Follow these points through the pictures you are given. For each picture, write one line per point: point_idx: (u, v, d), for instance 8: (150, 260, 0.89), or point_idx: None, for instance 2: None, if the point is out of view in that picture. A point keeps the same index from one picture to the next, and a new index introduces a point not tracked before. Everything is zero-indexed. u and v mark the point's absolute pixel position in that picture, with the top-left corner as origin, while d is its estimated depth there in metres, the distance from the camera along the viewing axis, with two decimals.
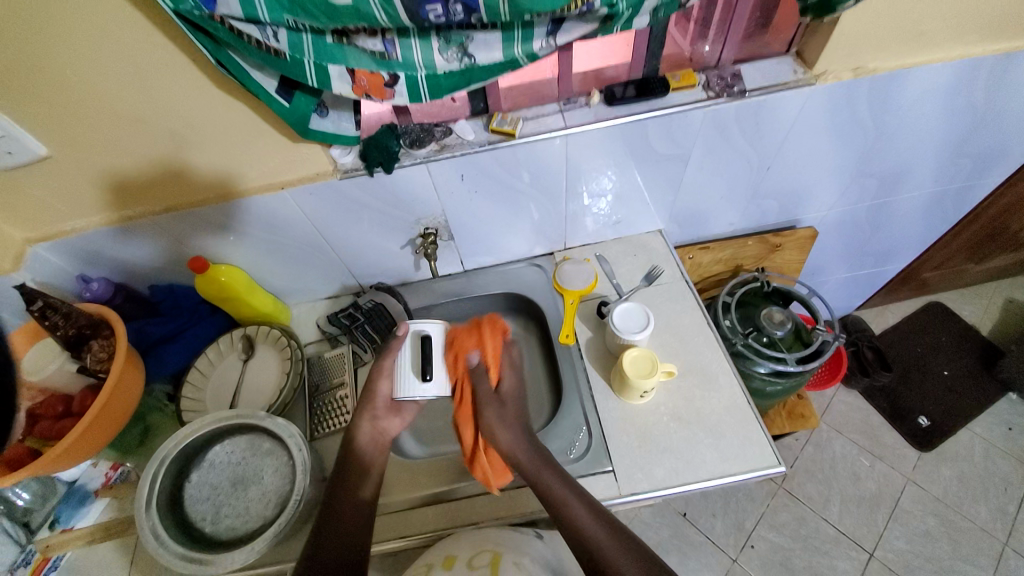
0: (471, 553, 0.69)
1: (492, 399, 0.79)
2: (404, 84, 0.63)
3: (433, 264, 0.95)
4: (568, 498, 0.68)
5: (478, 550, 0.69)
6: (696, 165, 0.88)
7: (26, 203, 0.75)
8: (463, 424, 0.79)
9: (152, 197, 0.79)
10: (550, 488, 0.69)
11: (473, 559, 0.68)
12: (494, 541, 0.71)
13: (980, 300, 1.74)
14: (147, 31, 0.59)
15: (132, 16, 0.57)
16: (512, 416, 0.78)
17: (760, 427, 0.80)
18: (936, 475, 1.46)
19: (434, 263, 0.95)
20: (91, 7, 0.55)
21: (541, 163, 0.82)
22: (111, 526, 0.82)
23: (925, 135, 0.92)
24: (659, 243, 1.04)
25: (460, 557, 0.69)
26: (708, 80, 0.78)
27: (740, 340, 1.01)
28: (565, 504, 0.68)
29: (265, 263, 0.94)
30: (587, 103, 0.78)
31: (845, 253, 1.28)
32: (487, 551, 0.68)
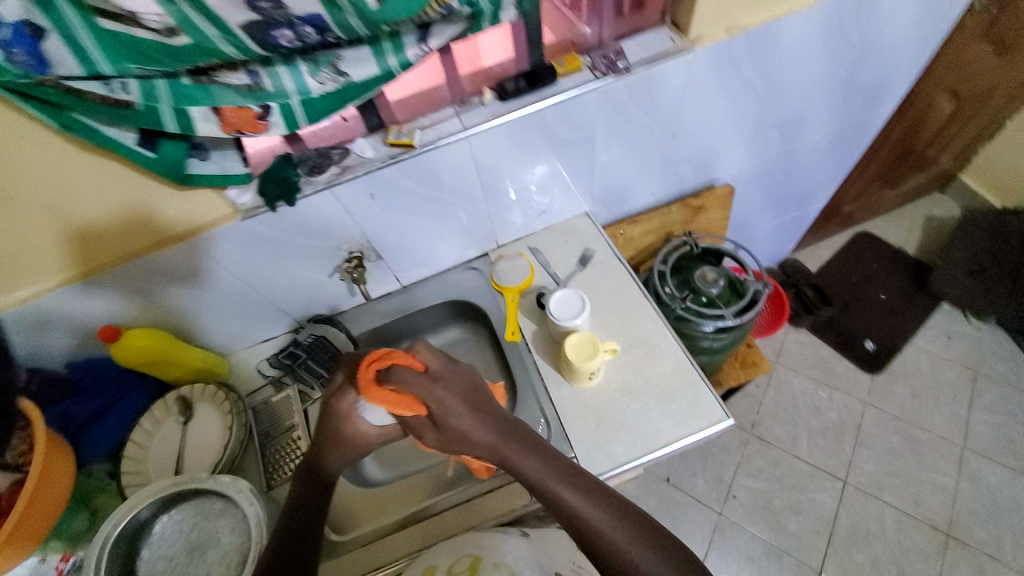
0: (449, 560, 0.70)
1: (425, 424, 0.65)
2: (278, 114, 0.62)
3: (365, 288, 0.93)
4: (547, 478, 0.63)
5: (456, 556, 0.70)
6: (603, 144, 0.90)
7: None
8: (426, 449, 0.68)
9: (100, 255, 0.75)
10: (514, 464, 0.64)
11: (453, 565, 0.69)
12: (472, 543, 0.72)
13: (903, 223, 1.85)
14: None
15: None
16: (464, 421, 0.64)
17: (706, 387, 0.83)
18: (889, 393, 1.55)
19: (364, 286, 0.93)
20: None
21: (449, 168, 0.81)
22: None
23: (810, 80, 0.96)
24: (587, 226, 1.05)
25: (439, 565, 0.70)
26: (593, 62, 0.80)
27: (679, 305, 1.05)
28: (546, 483, 0.63)
29: (190, 318, 0.90)
30: (481, 101, 0.78)
31: (768, 202, 1.34)
32: (466, 556, 0.70)
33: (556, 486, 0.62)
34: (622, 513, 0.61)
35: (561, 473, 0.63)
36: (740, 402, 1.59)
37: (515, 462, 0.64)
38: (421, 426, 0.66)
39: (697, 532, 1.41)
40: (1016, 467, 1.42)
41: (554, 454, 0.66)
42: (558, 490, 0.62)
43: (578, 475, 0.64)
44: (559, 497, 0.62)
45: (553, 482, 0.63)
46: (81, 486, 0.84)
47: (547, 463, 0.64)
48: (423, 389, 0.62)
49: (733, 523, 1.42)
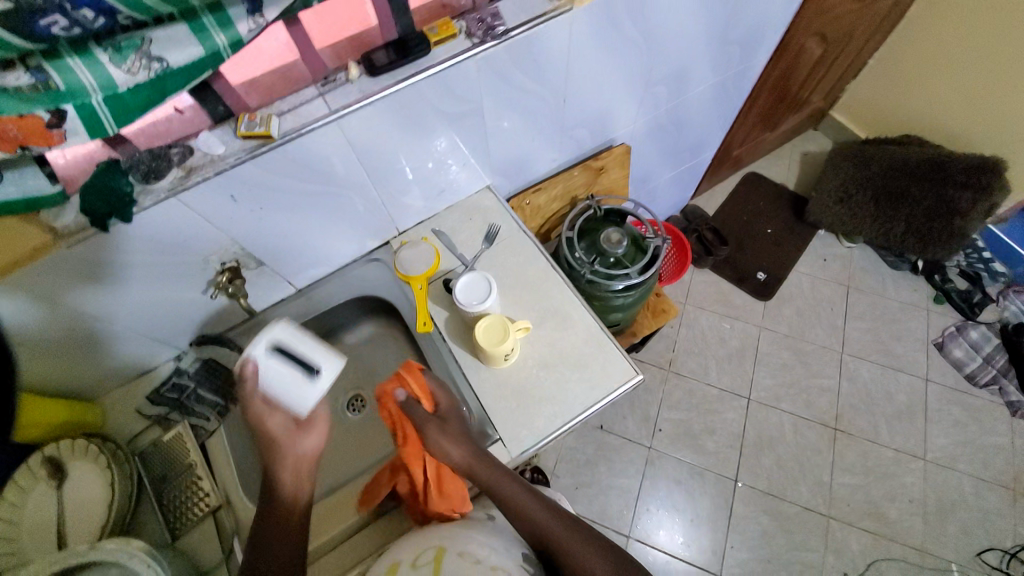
0: (413, 554, 0.65)
1: (432, 421, 0.75)
2: (77, 119, 0.50)
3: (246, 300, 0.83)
4: (516, 491, 0.71)
5: (420, 548, 0.66)
6: (493, 113, 0.85)
7: None
8: (413, 464, 0.74)
9: None
10: (494, 486, 0.71)
11: (416, 558, 0.65)
12: (436, 537, 0.68)
13: (782, 161, 2.02)
14: None
15: None
16: (458, 430, 0.75)
17: (615, 347, 0.86)
18: (779, 316, 1.75)
19: (246, 299, 0.83)
20: None
21: (322, 158, 0.72)
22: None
23: (688, 33, 0.97)
24: (491, 200, 1.01)
25: (403, 560, 0.65)
26: (468, 27, 0.73)
27: (587, 270, 1.06)
28: (517, 500, 0.71)
29: (32, 364, 0.75)
30: (347, 79, 0.69)
31: (663, 155, 1.38)
32: (430, 548, 0.66)
33: (526, 511, 0.71)
34: (577, 529, 0.70)
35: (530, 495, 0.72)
36: (658, 344, 1.71)
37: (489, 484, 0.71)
38: (425, 422, 0.74)
39: (632, 468, 1.53)
40: (878, 361, 1.68)
41: (521, 479, 0.73)
42: (528, 511, 0.71)
43: (543, 498, 0.73)
44: (522, 507, 0.71)
45: (528, 507, 0.71)
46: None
47: (520, 487, 0.72)
48: (432, 428, 0.74)
49: (661, 453, 1.55)
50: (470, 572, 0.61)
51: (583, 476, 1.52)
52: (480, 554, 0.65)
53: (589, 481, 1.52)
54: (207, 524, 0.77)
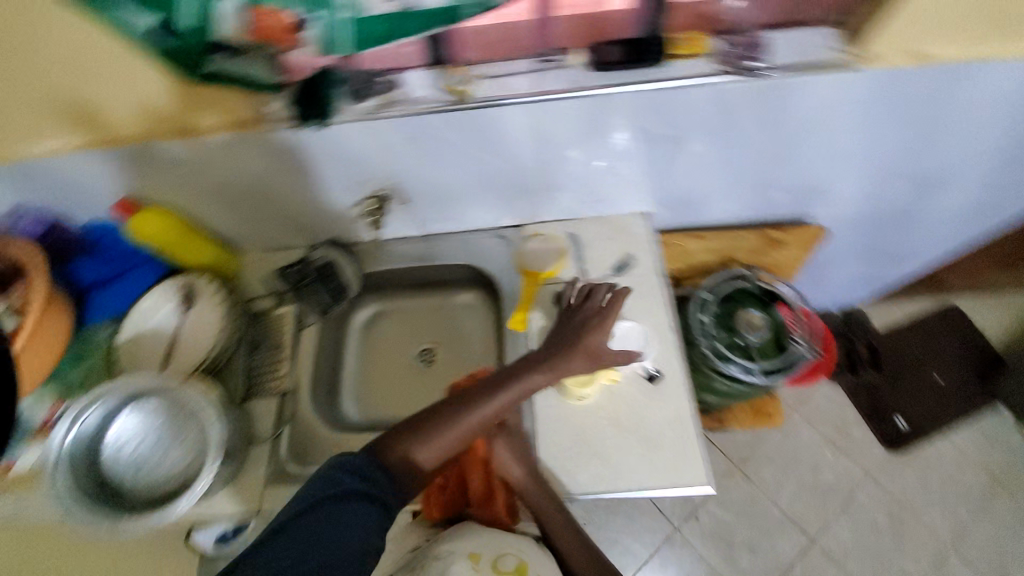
0: (496, 553, 0.65)
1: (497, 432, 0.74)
2: (314, 29, 0.57)
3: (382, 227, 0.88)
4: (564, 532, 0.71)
5: (501, 550, 0.66)
6: (691, 147, 0.75)
7: None
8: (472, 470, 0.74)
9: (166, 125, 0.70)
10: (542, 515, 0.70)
11: (498, 561, 0.65)
12: (515, 543, 0.68)
13: (1004, 310, 1.60)
14: None
15: None
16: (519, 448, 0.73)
17: (698, 444, 0.75)
18: (899, 478, 1.45)
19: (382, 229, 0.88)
20: None
21: (502, 135, 0.70)
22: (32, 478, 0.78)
23: (976, 137, 0.76)
24: (642, 229, 0.90)
25: (486, 555, 0.65)
26: (720, 52, 0.63)
27: (707, 342, 0.95)
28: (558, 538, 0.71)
29: (208, 206, 0.86)
30: (564, 64, 0.65)
31: (858, 252, 1.15)
32: (512, 556, 0.66)
33: (566, 547, 0.71)
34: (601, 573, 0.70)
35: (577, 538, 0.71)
36: (740, 434, 1.52)
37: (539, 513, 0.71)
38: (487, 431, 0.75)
39: (648, 536, 1.43)
40: None
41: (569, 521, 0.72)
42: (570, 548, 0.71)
43: (586, 539, 0.72)
44: (559, 549, 0.71)
45: (567, 543, 0.71)
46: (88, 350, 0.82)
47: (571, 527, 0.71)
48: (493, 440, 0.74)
49: (685, 540, 1.43)
50: None
51: (598, 517, 1.46)
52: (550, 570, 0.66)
53: (600, 523, 1.46)
54: (271, 402, 0.85)
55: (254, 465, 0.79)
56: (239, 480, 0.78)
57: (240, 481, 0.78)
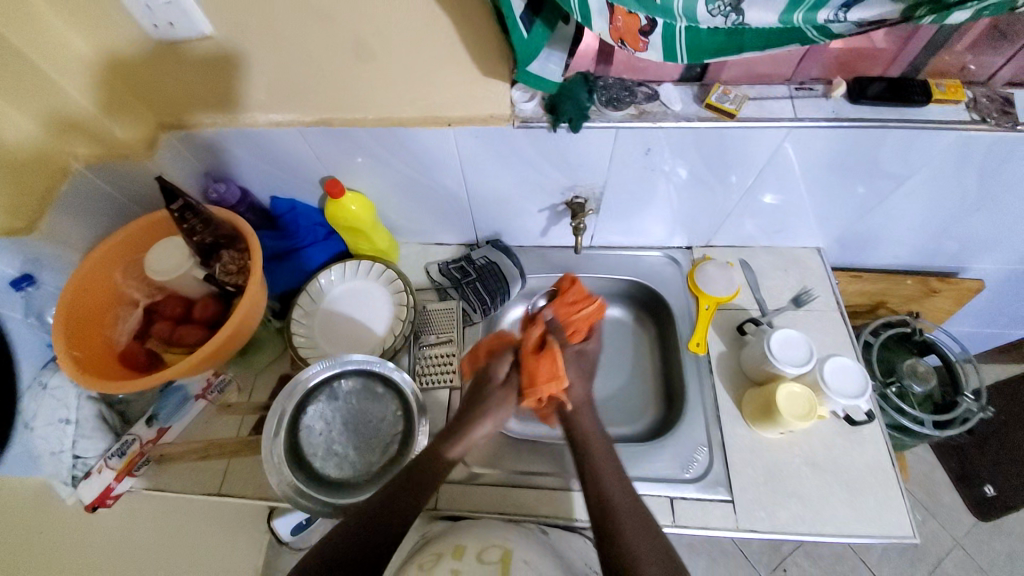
0: (479, 546, 0.62)
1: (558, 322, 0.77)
2: (660, 35, 0.51)
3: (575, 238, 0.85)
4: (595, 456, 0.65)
5: (486, 543, 0.63)
6: (905, 193, 0.75)
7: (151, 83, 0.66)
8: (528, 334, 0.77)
9: (403, 114, 0.67)
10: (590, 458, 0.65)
11: (482, 552, 0.61)
12: (502, 536, 0.65)
13: None
14: None
15: None
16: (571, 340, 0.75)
17: (901, 492, 0.72)
18: (985, 546, 1.44)
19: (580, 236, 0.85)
20: None
21: (740, 154, 0.70)
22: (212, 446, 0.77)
23: None
24: (815, 264, 0.90)
25: (468, 548, 0.62)
26: (975, 100, 0.65)
27: (879, 386, 0.91)
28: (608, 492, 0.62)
29: (392, 195, 0.84)
30: (825, 93, 0.65)
31: (983, 309, 1.18)
32: (496, 547, 0.62)
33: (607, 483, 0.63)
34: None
35: (641, 524, 0.59)
36: None
37: (594, 454, 0.66)
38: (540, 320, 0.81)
39: None
40: None
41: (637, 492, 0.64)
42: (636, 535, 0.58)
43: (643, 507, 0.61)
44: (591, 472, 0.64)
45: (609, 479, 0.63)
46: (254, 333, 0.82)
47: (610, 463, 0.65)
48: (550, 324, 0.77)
49: None
50: None
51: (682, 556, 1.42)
52: (544, 570, 0.60)
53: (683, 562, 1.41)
54: (441, 396, 0.84)
55: None
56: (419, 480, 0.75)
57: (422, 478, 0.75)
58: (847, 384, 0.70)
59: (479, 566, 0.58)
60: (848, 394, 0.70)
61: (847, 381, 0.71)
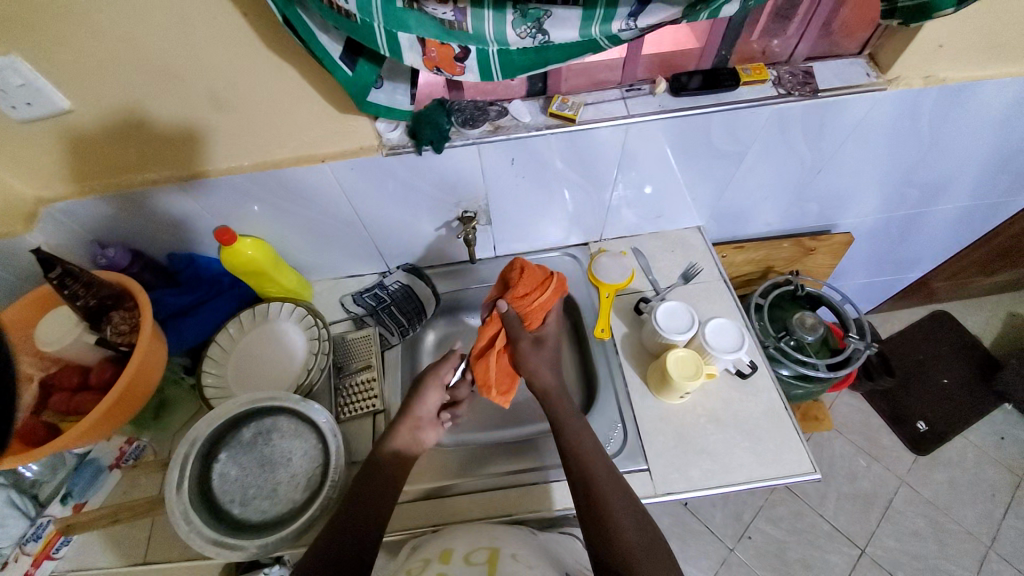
0: (466, 549, 0.63)
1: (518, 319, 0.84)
2: (475, 59, 0.58)
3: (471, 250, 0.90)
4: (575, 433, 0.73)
5: (474, 546, 0.64)
6: (750, 164, 0.85)
7: (22, 159, 0.68)
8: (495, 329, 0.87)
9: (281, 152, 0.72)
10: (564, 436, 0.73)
11: (469, 554, 0.62)
12: (489, 537, 0.66)
13: (982, 313, 1.80)
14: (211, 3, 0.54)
15: None
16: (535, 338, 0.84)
17: (796, 431, 0.78)
18: (929, 479, 1.53)
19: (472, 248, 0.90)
20: None
21: (595, 152, 0.78)
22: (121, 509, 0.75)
23: (973, 151, 0.92)
24: (698, 241, 0.99)
25: (456, 551, 0.63)
26: (779, 77, 0.75)
27: (772, 342, 0.99)
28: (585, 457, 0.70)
29: (292, 236, 0.87)
30: (651, 91, 0.74)
31: (868, 260, 1.30)
32: (483, 548, 0.63)
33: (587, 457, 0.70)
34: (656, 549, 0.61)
35: (612, 487, 0.67)
36: None
37: (568, 431, 0.73)
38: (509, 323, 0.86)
39: (704, 561, 1.41)
40: None
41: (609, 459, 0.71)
42: (607, 495, 0.65)
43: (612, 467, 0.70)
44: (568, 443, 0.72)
45: (583, 450, 0.71)
46: (167, 392, 0.83)
47: (587, 435, 0.73)
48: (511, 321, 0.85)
49: (740, 562, 1.41)
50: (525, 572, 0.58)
51: None
52: (533, 562, 0.61)
53: None
54: (366, 422, 0.84)
55: None
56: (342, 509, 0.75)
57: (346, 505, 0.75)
58: (728, 340, 0.78)
59: (465, 567, 0.59)
60: (727, 350, 0.77)
61: (725, 337, 0.79)
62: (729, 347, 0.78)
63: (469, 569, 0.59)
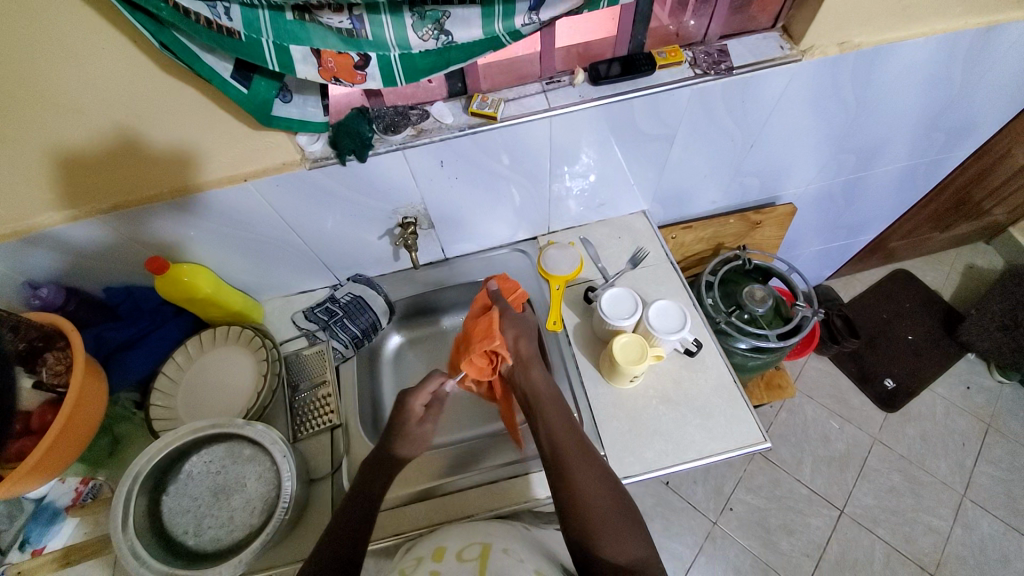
0: (459, 546, 0.62)
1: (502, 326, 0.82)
2: (376, 66, 0.58)
3: (415, 255, 0.90)
4: (539, 390, 0.74)
5: (466, 542, 0.63)
6: (681, 145, 0.86)
7: None
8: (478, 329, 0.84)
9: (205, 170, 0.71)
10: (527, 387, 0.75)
11: (462, 551, 0.61)
12: (482, 534, 0.65)
13: (941, 268, 1.85)
14: (100, 30, 0.53)
15: (82, 15, 0.51)
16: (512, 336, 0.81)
17: (745, 403, 0.80)
18: (900, 433, 1.57)
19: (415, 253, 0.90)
20: (36, 27, 0.51)
21: (524, 147, 0.78)
22: (72, 551, 0.74)
23: (900, 115, 0.94)
24: (644, 225, 1.00)
25: (449, 548, 0.62)
26: (695, 58, 0.76)
27: (723, 318, 1.00)
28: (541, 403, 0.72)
29: (232, 258, 0.86)
30: (571, 82, 0.75)
31: (820, 227, 1.33)
32: (476, 544, 0.62)
33: (544, 404, 0.72)
34: (625, 512, 0.63)
35: (565, 429, 0.69)
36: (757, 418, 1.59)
37: (529, 381, 0.75)
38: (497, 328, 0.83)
39: (690, 538, 1.44)
40: (1003, 518, 1.43)
41: (579, 430, 0.70)
42: (578, 471, 0.65)
43: (567, 409, 0.72)
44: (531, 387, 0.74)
45: (541, 398, 0.73)
46: (117, 430, 0.81)
47: (546, 384, 0.74)
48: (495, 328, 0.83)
49: (725, 535, 1.44)
50: (517, 568, 0.57)
51: None
52: (524, 557, 0.60)
53: None
54: (324, 438, 0.83)
55: (320, 504, 0.77)
56: (303, 527, 0.75)
57: (307, 522, 0.75)
58: (671, 321, 0.80)
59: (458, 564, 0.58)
60: (669, 330, 0.79)
61: (667, 318, 0.80)
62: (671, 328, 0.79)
63: (461, 566, 0.58)
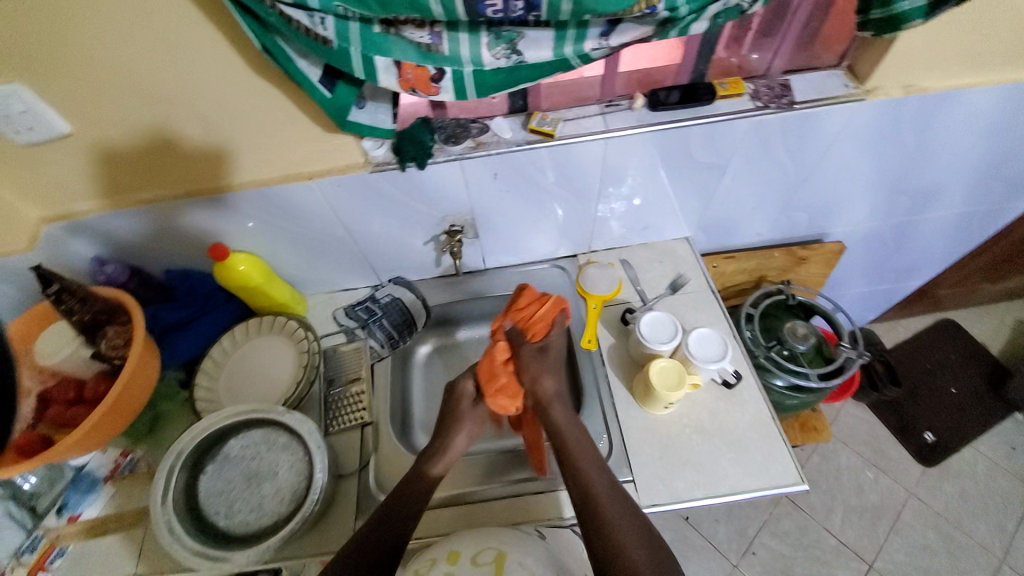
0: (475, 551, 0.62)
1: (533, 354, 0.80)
2: (450, 80, 0.60)
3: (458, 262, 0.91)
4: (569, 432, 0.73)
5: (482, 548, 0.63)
6: (733, 175, 0.86)
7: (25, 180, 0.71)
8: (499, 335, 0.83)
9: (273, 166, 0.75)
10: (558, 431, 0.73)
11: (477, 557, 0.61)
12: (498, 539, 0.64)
13: (992, 321, 1.77)
14: (203, 29, 0.57)
15: (189, 15, 0.56)
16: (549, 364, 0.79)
17: (783, 441, 0.77)
18: (939, 491, 1.49)
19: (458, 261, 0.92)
20: (150, 23, 0.56)
21: (577, 166, 0.79)
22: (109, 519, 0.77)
23: (962, 160, 0.92)
24: (686, 251, 1.00)
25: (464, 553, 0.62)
26: (755, 91, 0.77)
27: (761, 352, 0.98)
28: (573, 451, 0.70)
29: (285, 251, 0.89)
30: (630, 106, 0.76)
31: (866, 268, 1.29)
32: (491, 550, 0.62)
33: (576, 450, 0.70)
34: (660, 564, 0.61)
35: (602, 479, 0.67)
36: None
37: (559, 424, 0.73)
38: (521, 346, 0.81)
39: None
40: None
41: (610, 474, 0.69)
42: (617, 521, 0.63)
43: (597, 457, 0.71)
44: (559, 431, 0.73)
45: (573, 445, 0.71)
46: (160, 407, 0.84)
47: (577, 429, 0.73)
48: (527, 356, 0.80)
49: None
50: None
51: None
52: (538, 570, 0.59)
53: None
54: (354, 435, 0.84)
55: (346, 499, 0.78)
56: (328, 520, 0.76)
57: (333, 516, 0.76)
58: (710, 348, 0.79)
59: None
60: (709, 357, 0.78)
61: (705, 346, 0.79)
62: (711, 355, 0.78)
63: None
